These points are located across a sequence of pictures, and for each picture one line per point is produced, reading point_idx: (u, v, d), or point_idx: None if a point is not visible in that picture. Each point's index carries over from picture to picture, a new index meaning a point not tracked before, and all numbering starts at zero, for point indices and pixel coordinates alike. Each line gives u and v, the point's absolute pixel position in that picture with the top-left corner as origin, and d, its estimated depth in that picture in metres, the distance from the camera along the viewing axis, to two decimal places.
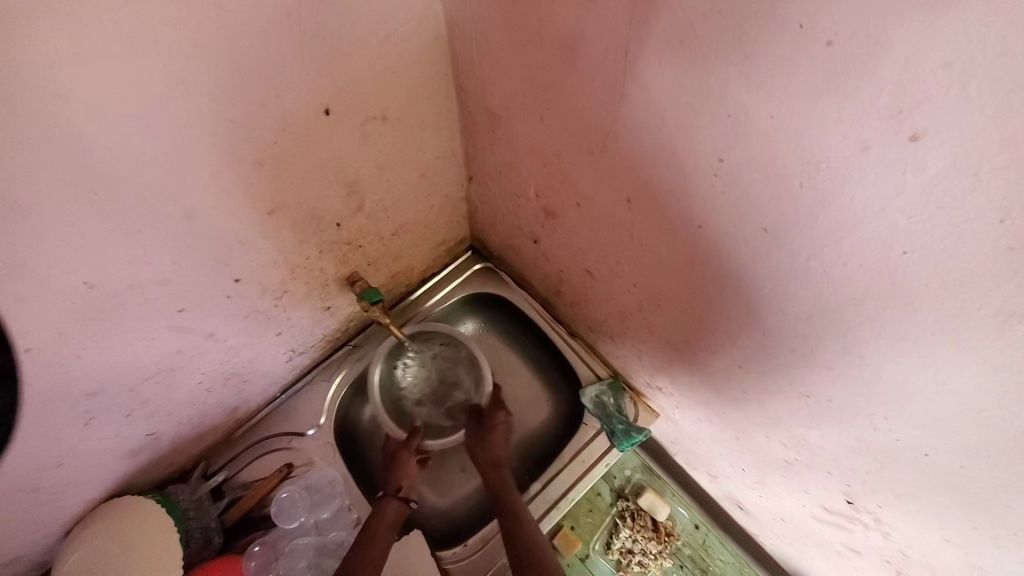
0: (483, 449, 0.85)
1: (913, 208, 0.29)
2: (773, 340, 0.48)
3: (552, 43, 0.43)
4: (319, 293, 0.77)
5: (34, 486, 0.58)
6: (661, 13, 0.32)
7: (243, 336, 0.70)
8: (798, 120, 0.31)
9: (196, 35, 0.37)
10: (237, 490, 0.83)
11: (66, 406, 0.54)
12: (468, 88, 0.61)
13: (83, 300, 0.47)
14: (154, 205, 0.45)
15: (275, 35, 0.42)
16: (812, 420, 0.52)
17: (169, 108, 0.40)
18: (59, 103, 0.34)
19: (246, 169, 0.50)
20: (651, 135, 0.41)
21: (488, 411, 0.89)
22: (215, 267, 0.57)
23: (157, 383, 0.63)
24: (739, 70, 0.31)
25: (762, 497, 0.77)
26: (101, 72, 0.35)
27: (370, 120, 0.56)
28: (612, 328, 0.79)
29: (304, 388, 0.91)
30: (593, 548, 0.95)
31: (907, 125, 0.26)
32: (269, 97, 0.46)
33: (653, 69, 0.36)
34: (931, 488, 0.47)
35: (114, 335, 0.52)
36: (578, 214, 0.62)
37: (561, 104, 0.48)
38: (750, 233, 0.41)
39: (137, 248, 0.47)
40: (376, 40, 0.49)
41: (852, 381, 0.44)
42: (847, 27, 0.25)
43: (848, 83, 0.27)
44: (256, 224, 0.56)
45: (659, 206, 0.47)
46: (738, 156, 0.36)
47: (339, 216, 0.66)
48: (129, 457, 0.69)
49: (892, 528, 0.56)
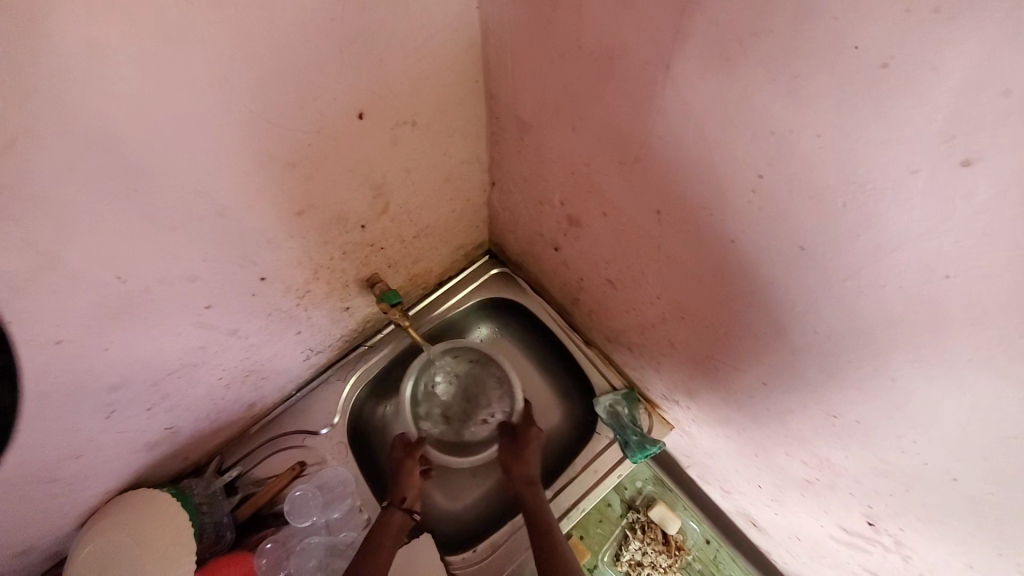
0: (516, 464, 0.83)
1: (961, 232, 0.29)
2: (801, 358, 0.48)
3: (590, 54, 0.43)
4: (340, 294, 0.78)
5: (55, 475, 0.58)
6: (708, 28, 0.32)
7: (264, 334, 0.71)
8: (845, 140, 0.30)
9: (242, 38, 0.38)
10: (249, 486, 0.83)
11: (91, 397, 0.54)
12: (498, 95, 0.61)
13: (114, 294, 0.47)
14: (189, 203, 0.46)
15: (317, 40, 0.42)
16: (836, 440, 0.52)
17: (210, 108, 0.41)
18: (106, 101, 0.35)
19: (279, 170, 0.50)
20: (687, 149, 0.41)
21: (521, 427, 0.85)
22: (242, 265, 0.57)
23: (179, 378, 0.64)
24: (786, 89, 0.31)
25: (777, 515, 0.76)
26: (148, 72, 0.35)
27: (401, 124, 0.57)
28: (631, 338, 0.79)
29: (320, 387, 0.92)
30: (602, 559, 0.94)
31: (960, 150, 0.26)
32: (306, 100, 0.46)
33: (694, 84, 0.36)
34: (958, 515, 0.46)
35: (141, 329, 0.53)
36: (604, 224, 0.62)
37: (595, 114, 0.48)
38: (785, 250, 0.40)
39: (169, 244, 0.48)
40: (412, 46, 0.49)
41: (881, 403, 0.44)
42: (903, 51, 0.25)
43: (900, 105, 0.27)
44: (285, 224, 0.57)
45: (690, 219, 0.47)
46: (777, 173, 0.36)
47: (364, 218, 0.66)
48: (146, 449, 0.70)
49: (913, 552, 0.55)
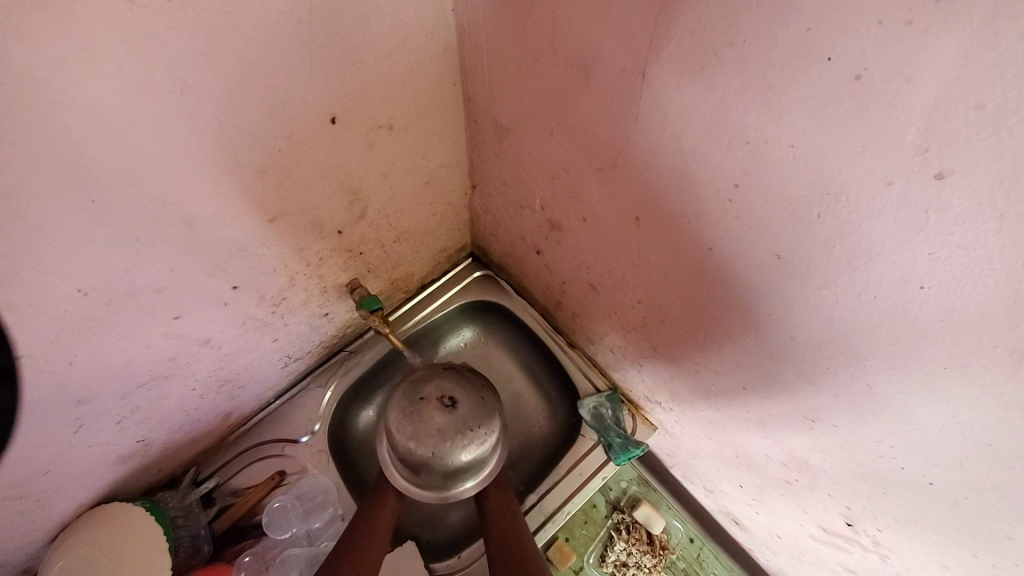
0: None
1: (933, 245, 0.29)
2: (777, 362, 0.48)
3: (566, 59, 0.42)
4: (318, 300, 0.76)
5: (18, 494, 0.56)
6: (681, 36, 0.32)
7: (239, 343, 0.69)
8: (820, 152, 0.30)
9: (203, 43, 0.36)
10: (228, 496, 0.81)
11: (55, 413, 0.52)
12: (475, 98, 0.60)
13: (77, 308, 0.45)
14: (153, 212, 0.44)
15: (284, 43, 0.41)
16: (814, 443, 0.52)
17: (172, 114, 0.39)
18: (60, 109, 0.33)
19: (249, 177, 0.49)
20: (664, 157, 0.41)
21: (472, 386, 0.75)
22: (213, 274, 0.55)
23: (150, 390, 0.62)
24: (761, 99, 0.31)
25: (759, 513, 0.77)
26: (104, 79, 0.34)
27: (376, 129, 0.55)
28: (613, 340, 0.78)
29: (299, 394, 0.90)
30: (587, 561, 0.94)
31: (932, 164, 0.26)
32: (275, 106, 0.45)
33: (670, 93, 0.36)
34: (932, 516, 0.46)
35: (107, 342, 0.51)
36: (584, 229, 0.61)
37: (571, 120, 0.47)
38: (763, 259, 0.40)
39: (134, 255, 0.46)
40: (385, 49, 0.48)
41: (858, 409, 0.44)
42: (877, 63, 0.25)
43: (875, 118, 0.26)
44: (256, 231, 0.55)
45: (669, 226, 0.47)
46: (753, 182, 0.36)
47: (342, 223, 0.65)
48: (118, 463, 0.68)
49: (890, 551, 0.55)
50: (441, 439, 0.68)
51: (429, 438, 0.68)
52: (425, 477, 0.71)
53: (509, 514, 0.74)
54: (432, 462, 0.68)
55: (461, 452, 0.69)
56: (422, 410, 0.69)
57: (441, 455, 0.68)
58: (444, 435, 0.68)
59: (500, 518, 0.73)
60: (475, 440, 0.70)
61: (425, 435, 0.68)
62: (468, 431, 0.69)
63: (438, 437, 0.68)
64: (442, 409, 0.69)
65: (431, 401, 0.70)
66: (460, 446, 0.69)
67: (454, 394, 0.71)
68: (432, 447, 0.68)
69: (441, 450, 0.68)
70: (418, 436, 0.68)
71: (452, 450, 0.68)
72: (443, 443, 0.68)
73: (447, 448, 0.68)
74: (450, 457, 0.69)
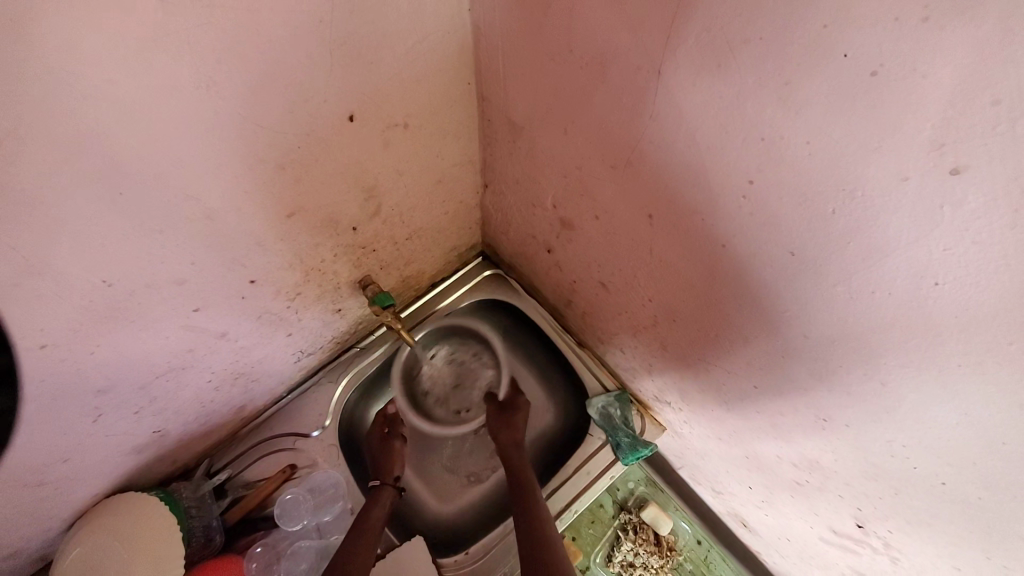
0: (507, 430, 0.85)
1: (948, 241, 0.29)
2: (791, 362, 0.48)
3: (581, 57, 0.43)
4: (331, 296, 0.77)
5: (39, 480, 0.57)
6: (698, 36, 0.32)
7: (254, 337, 0.70)
8: (836, 147, 0.30)
9: (229, 38, 0.37)
10: (240, 489, 0.82)
11: (76, 401, 0.53)
12: (490, 97, 0.61)
13: (101, 299, 0.47)
14: (176, 206, 0.45)
15: (307, 40, 0.41)
16: (827, 444, 0.52)
17: (198, 109, 0.40)
18: (89, 102, 0.34)
19: (269, 172, 0.50)
20: (679, 155, 0.41)
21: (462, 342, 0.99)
22: (232, 267, 0.57)
23: (168, 381, 0.63)
24: (778, 95, 0.31)
25: (768, 515, 0.76)
26: (134, 74, 0.35)
27: (392, 126, 0.56)
28: (623, 340, 0.79)
29: (311, 388, 0.91)
30: (593, 560, 0.94)
31: (948, 159, 0.26)
32: (295, 102, 0.46)
33: (686, 90, 0.36)
34: (945, 517, 0.46)
35: (128, 331, 0.52)
36: (595, 227, 0.62)
37: (587, 118, 0.48)
38: (777, 256, 0.40)
39: (157, 247, 0.47)
40: (403, 47, 0.49)
41: (872, 408, 0.44)
42: (893, 59, 0.25)
43: (893, 113, 0.27)
44: (274, 227, 0.56)
45: (682, 223, 0.47)
46: (769, 179, 0.36)
47: (356, 219, 0.66)
48: (135, 453, 0.69)
49: (901, 553, 0.55)
50: (457, 381, 0.98)
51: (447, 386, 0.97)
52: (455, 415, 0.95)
53: (526, 490, 0.78)
54: (458, 398, 0.97)
55: (476, 384, 0.97)
56: (436, 373, 0.98)
57: (462, 393, 0.97)
58: (459, 379, 0.98)
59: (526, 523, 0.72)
60: (480, 373, 0.98)
61: (446, 386, 0.97)
62: (472, 369, 0.98)
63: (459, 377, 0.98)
64: (448, 365, 0.98)
65: (439, 366, 0.98)
66: (472, 380, 0.98)
67: (454, 352, 0.98)
68: (455, 382, 0.98)
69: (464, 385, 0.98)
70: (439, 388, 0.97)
71: (468, 384, 0.97)
72: (461, 383, 0.98)
73: (465, 384, 0.98)
74: (468, 391, 0.97)
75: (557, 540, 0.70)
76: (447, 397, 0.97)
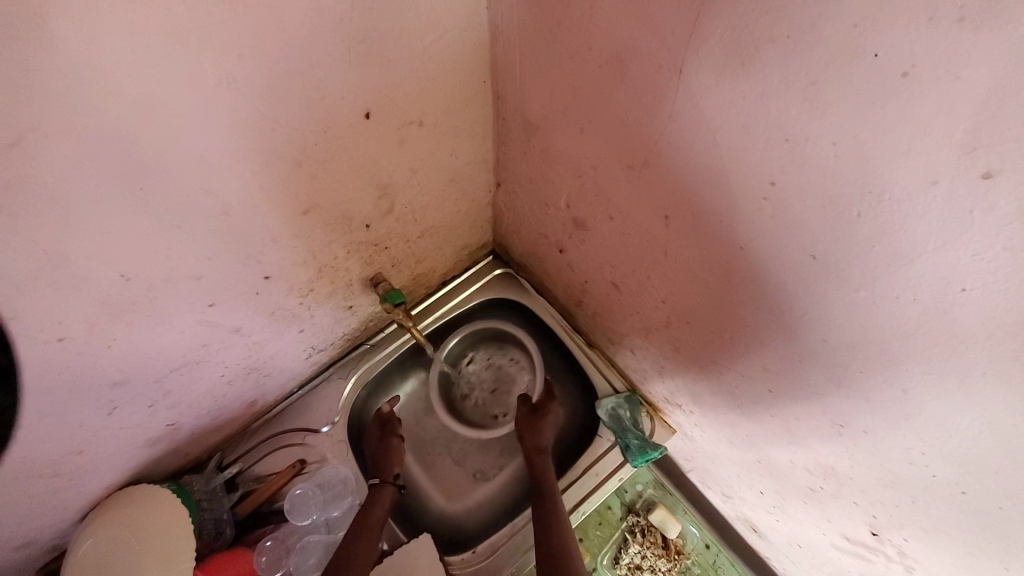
0: (532, 434, 0.81)
1: (977, 246, 0.28)
2: (808, 367, 0.48)
3: (601, 55, 0.42)
4: (343, 292, 0.78)
5: (55, 470, 0.58)
6: (722, 34, 0.32)
7: (267, 332, 0.71)
8: (862, 149, 0.30)
9: (249, 35, 0.37)
10: (250, 483, 0.83)
11: (93, 393, 0.54)
12: (505, 96, 0.61)
13: (118, 293, 0.47)
14: (193, 201, 0.46)
15: (325, 37, 0.42)
16: (843, 451, 0.51)
17: (217, 106, 0.40)
18: (112, 97, 0.34)
19: (285, 169, 0.50)
20: (698, 156, 0.41)
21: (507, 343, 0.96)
22: (247, 263, 0.57)
23: (182, 375, 0.63)
24: (803, 95, 0.30)
25: (779, 521, 0.76)
26: (156, 71, 0.35)
27: (407, 124, 0.56)
28: (634, 341, 0.78)
29: (321, 384, 0.92)
30: (601, 562, 0.94)
31: (980, 163, 0.26)
32: (313, 99, 0.46)
33: (708, 89, 0.36)
34: (964, 527, 0.45)
35: (144, 325, 0.53)
36: (609, 227, 0.62)
37: (605, 117, 0.48)
38: (797, 259, 0.40)
39: (174, 243, 0.48)
40: (421, 45, 0.48)
41: (890, 415, 0.43)
42: (925, 60, 0.25)
43: (924, 114, 0.26)
44: (289, 223, 0.56)
45: (699, 225, 0.47)
46: (791, 180, 0.35)
47: (369, 217, 0.66)
48: (149, 445, 0.70)
49: (916, 562, 0.54)
50: (495, 385, 0.95)
51: (482, 389, 0.94)
52: (495, 419, 0.92)
53: (542, 494, 0.77)
54: (495, 399, 0.94)
55: (515, 389, 0.94)
56: (472, 376, 0.95)
57: (498, 395, 0.94)
58: (496, 381, 0.95)
59: (542, 533, 0.72)
60: (521, 377, 0.94)
61: (482, 387, 0.94)
62: (510, 371, 0.95)
63: (495, 381, 0.94)
64: (484, 367, 0.96)
65: (473, 369, 0.96)
66: (513, 385, 0.94)
67: (489, 354, 0.96)
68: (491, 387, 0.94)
69: (500, 391, 0.95)
70: (473, 390, 0.94)
71: (506, 387, 0.94)
72: (497, 385, 0.95)
73: (502, 386, 0.94)
74: (508, 394, 0.94)
75: (573, 547, 0.71)
76: (484, 397, 0.94)
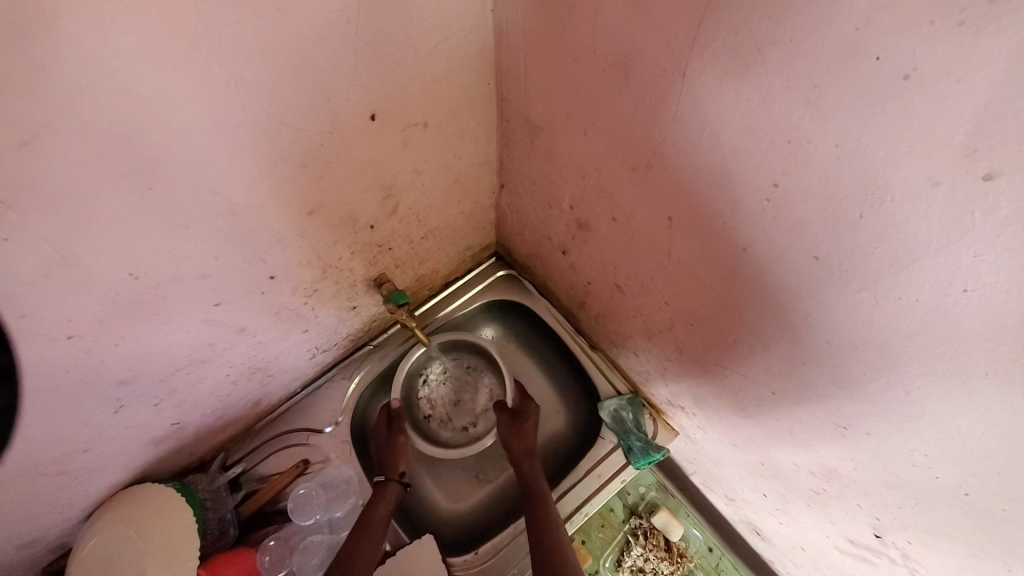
0: (518, 439, 0.84)
1: (980, 247, 0.29)
2: (812, 369, 0.48)
3: (604, 58, 0.43)
4: (347, 293, 0.78)
5: (62, 468, 0.58)
6: (725, 37, 0.32)
7: (272, 332, 0.71)
8: (864, 150, 0.30)
9: (257, 37, 0.38)
10: (253, 482, 0.83)
11: (100, 391, 0.55)
12: (509, 98, 0.61)
13: (127, 291, 0.48)
14: (202, 201, 0.46)
15: (332, 40, 0.42)
16: (846, 452, 0.51)
17: (225, 107, 0.41)
18: (123, 99, 0.35)
19: (291, 170, 0.51)
20: (701, 158, 0.41)
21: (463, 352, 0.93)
22: (253, 263, 0.57)
23: (188, 374, 0.64)
24: (805, 97, 0.31)
25: (782, 524, 0.75)
26: (167, 73, 0.36)
27: (412, 126, 0.57)
28: (637, 343, 0.78)
29: (325, 385, 0.92)
30: (603, 564, 0.94)
31: (981, 165, 0.26)
32: (319, 101, 0.46)
33: (711, 91, 0.36)
34: (969, 530, 0.45)
35: (151, 324, 0.53)
36: (612, 229, 0.62)
37: (608, 120, 0.48)
38: (800, 260, 0.40)
39: (181, 242, 0.48)
40: (426, 48, 0.49)
41: (894, 417, 0.43)
42: (926, 62, 0.25)
43: (926, 116, 0.26)
44: (295, 224, 0.57)
45: (702, 226, 0.47)
46: (793, 182, 0.36)
47: (374, 218, 0.66)
48: (154, 444, 0.70)
49: (920, 565, 0.54)
50: (458, 396, 0.94)
51: (444, 404, 0.93)
52: (470, 430, 0.92)
53: (536, 496, 0.78)
54: (463, 414, 0.93)
55: (481, 393, 0.94)
56: (433, 396, 0.93)
57: (464, 408, 0.94)
58: (457, 393, 0.94)
59: (536, 535, 0.73)
60: (483, 378, 0.93)
61: (445, 403, 0.93)
62: (471, 377, 0.94)
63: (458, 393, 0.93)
64: (441, 381, 0.93)
65: (433, 385, 0.93)
66: (477, 389, 0.94)
67: (445, 367, 0.94)
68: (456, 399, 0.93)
69: (465, 400, 0.94)
70: (435, 407, 0.93)
71: (470, 397, 0.94)
72: (459, 397, 0.94)
73: (464, 396, 0.94)
74: (474, 402, 0.94)
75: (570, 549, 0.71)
76: (451, 410, 0.93)
